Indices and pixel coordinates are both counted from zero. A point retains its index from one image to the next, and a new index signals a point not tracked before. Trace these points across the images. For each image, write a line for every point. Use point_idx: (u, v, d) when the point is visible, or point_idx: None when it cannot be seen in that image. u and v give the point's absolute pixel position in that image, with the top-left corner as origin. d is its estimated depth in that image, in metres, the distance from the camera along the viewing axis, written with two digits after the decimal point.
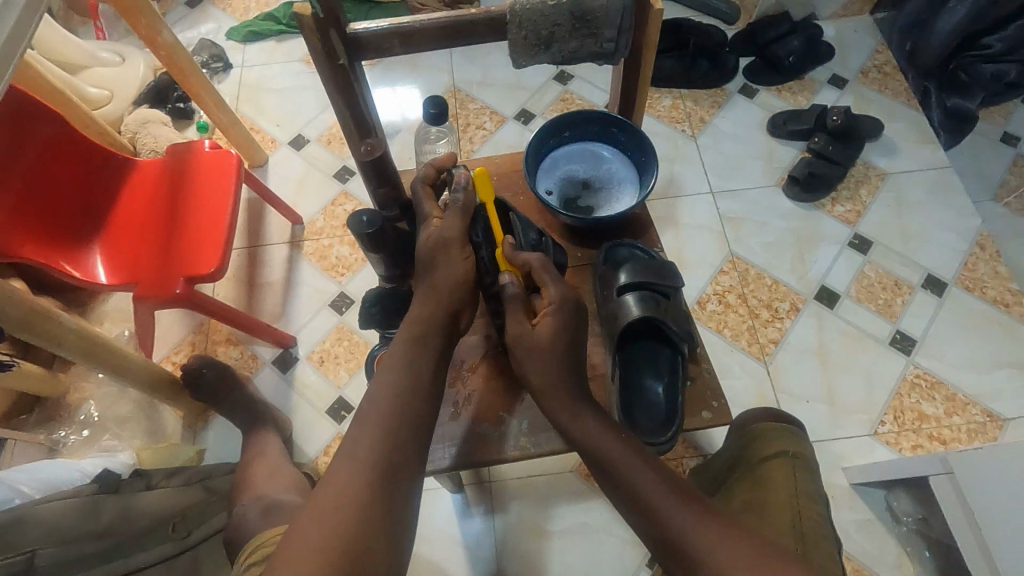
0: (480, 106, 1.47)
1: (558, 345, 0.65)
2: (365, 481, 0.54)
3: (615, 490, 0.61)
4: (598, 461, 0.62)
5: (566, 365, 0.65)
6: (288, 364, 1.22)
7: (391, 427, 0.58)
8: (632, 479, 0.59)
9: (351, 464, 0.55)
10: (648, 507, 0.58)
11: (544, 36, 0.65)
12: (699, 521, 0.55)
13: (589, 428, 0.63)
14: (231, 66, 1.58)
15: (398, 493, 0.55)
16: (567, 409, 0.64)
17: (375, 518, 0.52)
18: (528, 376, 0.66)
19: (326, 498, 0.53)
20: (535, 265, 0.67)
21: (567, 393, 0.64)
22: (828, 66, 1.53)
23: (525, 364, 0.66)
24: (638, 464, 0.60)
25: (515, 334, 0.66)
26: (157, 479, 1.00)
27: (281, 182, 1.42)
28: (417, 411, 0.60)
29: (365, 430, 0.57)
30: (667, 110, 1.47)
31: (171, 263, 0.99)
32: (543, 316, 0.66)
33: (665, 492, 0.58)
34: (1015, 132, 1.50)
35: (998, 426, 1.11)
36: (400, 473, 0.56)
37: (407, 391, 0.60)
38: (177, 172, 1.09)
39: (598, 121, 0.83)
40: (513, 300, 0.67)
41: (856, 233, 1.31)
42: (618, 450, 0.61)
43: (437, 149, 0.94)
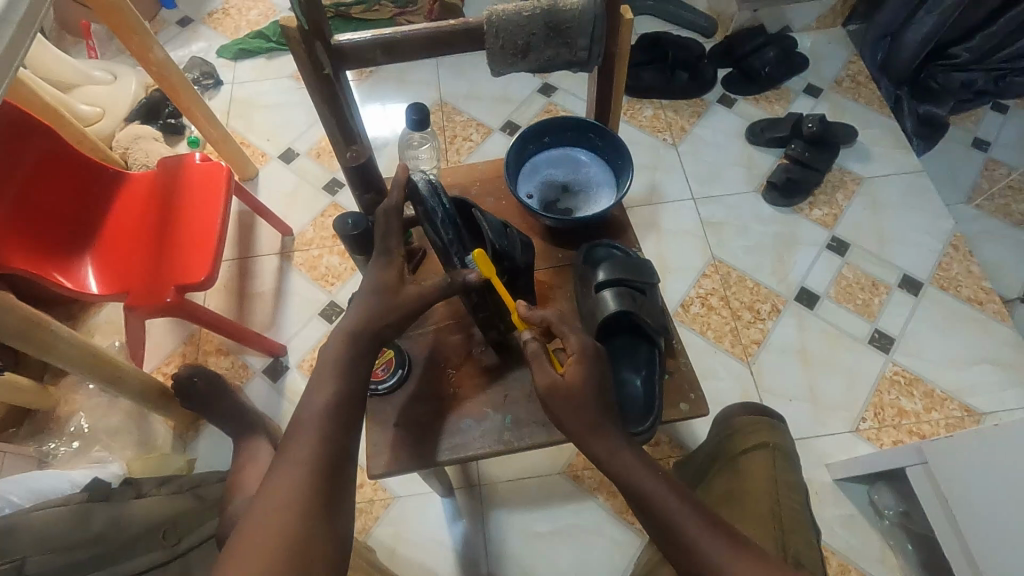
0: (467, 118, 1.51)
1: (588, 390, 0.63)
2: (306, 481, 0.55)
3: (646, 516, 0.60)
4: (628, 485, 0.61)
5: (599, 399, 0.63)
6: (278, 372, 1.23)
7: (329, 429, 0.59)
8: (664, 511, 0.59)
9: (291, 466, 0.56)
10: (680, 536, 0.57)
11: (521, 45, 0.68)
12: (728, 548, 0.55)
13: (623, 458, 0.62)
14: (222, 83, 1.61)
15: (339, 489, 0.57)
16: (604, 443, 0.62)
17: (318, 515, 0.54)
18: (562, 424, 0.64)
19: (270, 503, 0.53)
20: (552, 319, 0.67)
21: (595, 424, 0.62)
22: (803, 76, 1.58)
23: (560, 412, 0.63)
24: (665, 488, 0.60)
25: (546, 384, 0.63)
26: (147, 488, 1.01)
27: (271, 195, 1.45)
28: (351, 406, 0.62)
29: (304, 434, 0.58)
30: (649, 120, 1.51)
31: (161, 274, 1.01)
32: (569, 365, 0.64)
33: (694, 519, 0.58)
34: (985, 138, 1.55)
35: (975, 420, 1.14)
36: (340, 475, 0.57)
37: (344, 396, 0.61)
38: (167, 184, 1.11)
39: (576, 126, 0.86)
40: (537, 354, 0.65)
41: (834, 236, 1.35)
42: (652, 484, 0.60)
43: (420, 155, 0.97)
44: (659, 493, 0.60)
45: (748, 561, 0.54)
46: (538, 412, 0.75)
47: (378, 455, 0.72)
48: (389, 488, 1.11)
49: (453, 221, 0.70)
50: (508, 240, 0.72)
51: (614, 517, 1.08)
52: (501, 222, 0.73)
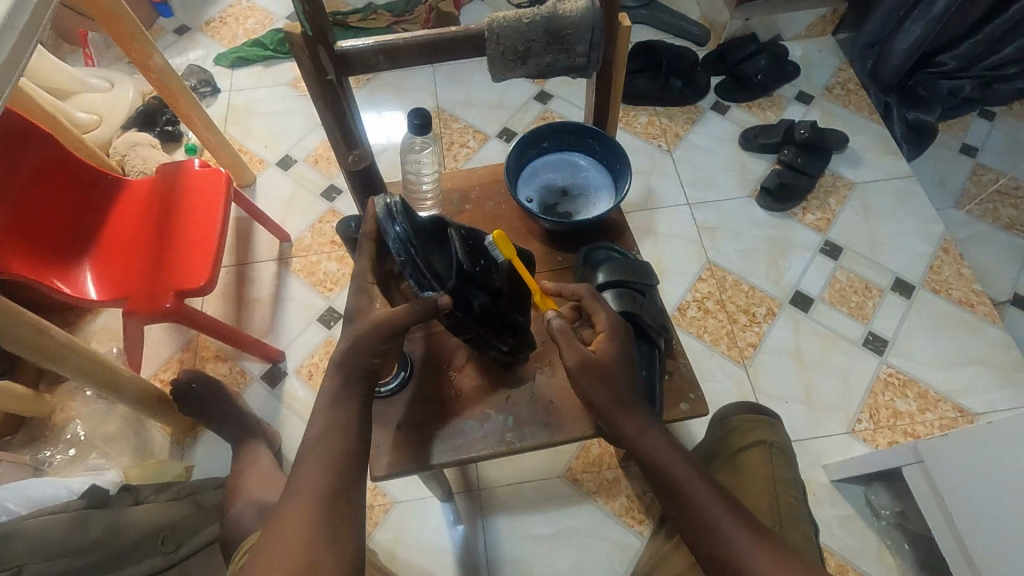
0: (464, 125, 1.52)
1: (618, 369, 0.64)
2: (315, 507, 0.55)
3: (664, 494, 0.61)
4: (650, 463, 0.62)
5: (627, 382, 0.64)
6: (276, 377, 1.23)
7: (337, 453, 0.60)
8: (691, 494, 0.60)
9: (299, 495, 0.56)
10: (705, 519, 0.58)
11: (521, 51, 0.69)
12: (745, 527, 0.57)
13: (649, 436, 0.63)
14: (219, 91, 1.62)
15: (350, 507, 0.57)
16: (633, 421, 0.63)
17: (325, 538, 0.54)
18: (591, 402, 0.64)
19: (276, 531, 0.54)
20: (584, 295, 0.70)
21: (627, 402, 0.63)
22: (795, 84, 1.61)
23: (589, 388, 0.64)
24: (687, 467, 0.61)
25: (577, 360, 0.64)
26: (145, 493, 0.98)
27: (269, 201, 1.45)
28: (355, 427, 0.62)
29: (309, 464, 0.59)
30: (644, 127, 1.53)
31: (161, 280, 1.01)
32: (599, 342, 0.66)
33: (714, 498, 0.59)
34: (973, 143, 1.58)
35: (969, 420, 1.15)
36: (348, 496, 0.58)
37: (348, 421, 0.62)
38: (167, 190, 1.11)
39: (575, 131, 0.88)
40: (565, 330, 0.65)
41: (827, 240, 1.37)
42: (675, 462, 0.61)
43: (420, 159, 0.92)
44: (686, 477, 0.61)
45: (763, 541, 0.56)
46: (539, 412, 0.76)
47: (379, 457, 0.72)
48: (388, 493, 1.11)
49: (409, 243, 0.63)
50: (484, 263, 0.71)
51: (615, 520, 1.08)
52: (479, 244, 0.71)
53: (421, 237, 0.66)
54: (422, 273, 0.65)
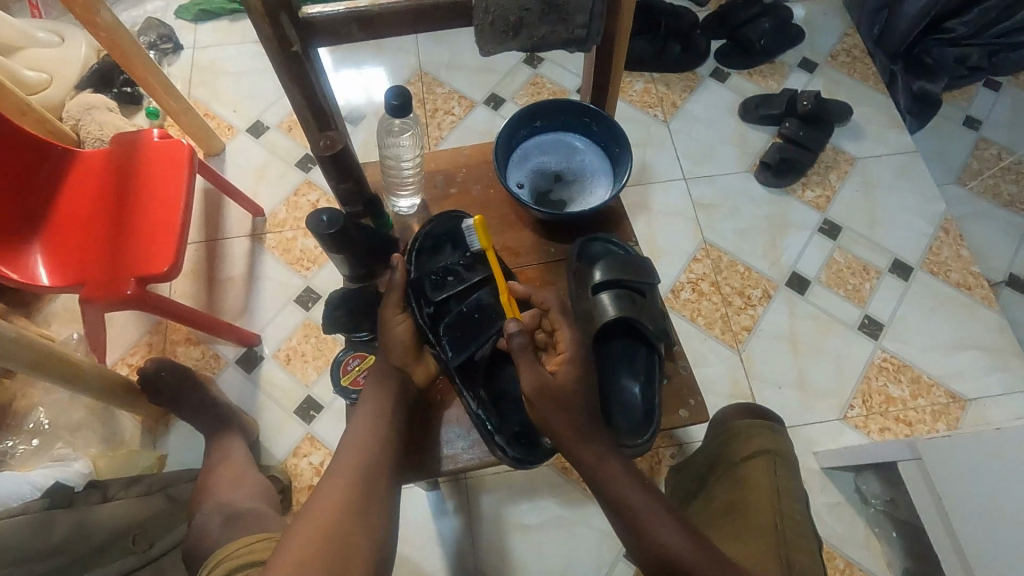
0: (448, 90, 1.42)
1: (580, 392, 0.63)
2: (344, 497, 0.61)
3: (620, 521, 0.61)
4: (608, 491, 0.62)
5: (586, 410, 0.63)
6: (252, 362, 1.18)
7: (374, 440, 0.64)
8: (645, 524, 0.60)
9: (337, 477, 0.62)
10: (663, 556, 0.58)
11: (513, 21, 0.61)
12: (699, 551, 0.58)
13: (609, 465, 0.62)
14: (182, 48, 1.49)
15: (379, 499, 0.62)
16: (592, 450, 0.62)
17: (354, 517, 0.60)
18: (550, 428, 0.62)
19: (315, 506, 0.60)
20: (552, 307, 0.69)
21: (584, 430, 0.62)
22: (798, 49, 1.52)
23: (547, 415, 0.62)
24: (648, 498, 0.61)
25: (534, 386, 0.62)
26: (114, 490, 0.93)
27: (239, 172, 1.36)
28: (388, 416, 0.66)
29: (348, 447, 0.65)
30: (640, 94, 1.44)
31: (119, 265, 0.93)
32: (559, 365, 0.65)
33: (674, 530, 0.59)
34: (977, 116, 1.52)
35: (960, 406, 1.14)
36: (376, 483, 0.63)
37: (381, 413, 0.66)
38: (124, 163, 1.02)
39: (569, 109, 0.80)
40: (525, 349, 0.62)
41: (826, 218, 1.32)
42: (634, 492, 0.61)
43: (401, 139, 0.77)
44: (643, 506, 0.61)
45: (718, 564, 0.57)
46: None
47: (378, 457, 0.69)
48: None
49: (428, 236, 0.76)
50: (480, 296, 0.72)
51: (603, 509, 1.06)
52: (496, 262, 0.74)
53: (449, 241, 0.76)
54: (410, 258, 0.75)
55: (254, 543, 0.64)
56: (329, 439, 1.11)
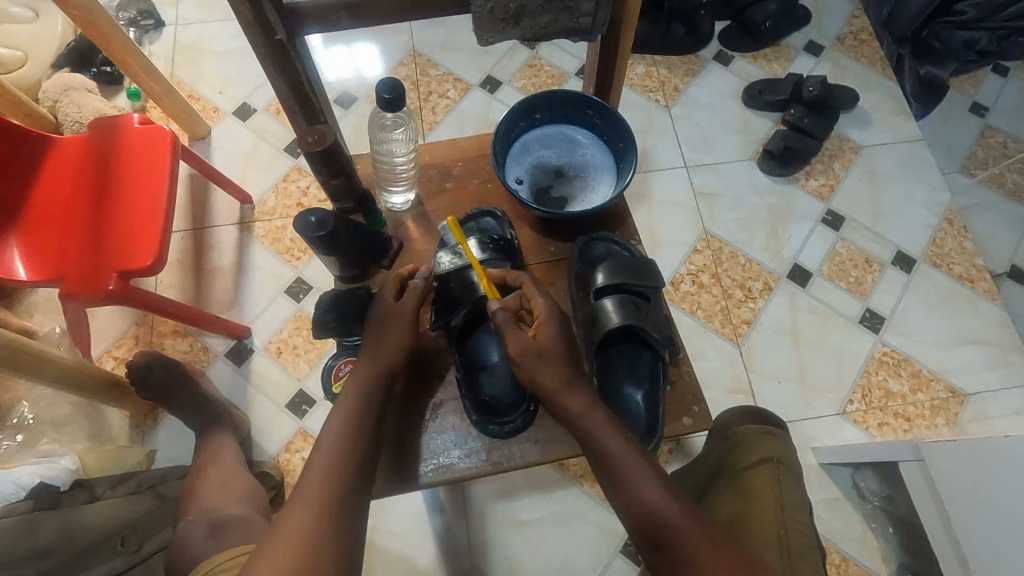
0: (443, 72, 1.37)
1: (561, 349, 0.65)
2: (315, 513, 0.55)
3: (608, 483, 0.61)
4: (595, 444, 0.62)
5: (568, 364, 0.64)
6: (242, 355, 1.15)
7: (345, 454, 0.60)
8: (632, 483, 0.59)
9: (306, 494, 0.57)
10: (649, 516, 0.58)
11: (514, 9, 0.57)
12: (681, 508, 0.58)
13: (593, 418, 0.63)
14: (164, 24, 1.43)
15: (355, 514, 0.58)
16: (576, 398, 0.63)
17: (326, 534, 0.54)
18: (536, 382, 0.63)
19: (284, 527, 0.54)
20: (525, 279, 0.68)
21: (568, 381, 0.63)
22: (804, 31, 1.48)
23: (533, 372, 0.63)
24: (640, 463, 0.60)
25: (518, 347, 0.63)
26: (102, 489, 0.91)
27: (226, 157, 1.31)
28: (360, 429, 0.62)
29: (319, 459, 0.60)
30: (641, 78, 1.40)
31: (100, 259, 0.89)
32: (539, 328, 0.65)
33: (659, 492, 0.59)
34: (983, 103, 1.49)
35: (960, 402, 1.13)
36: (350, 498, 0.58)
37: (356, 423, 0.62)
38: (103, 150, 0.97)
39: (572, 101, 0.76)
40: (508, 320, 0.64)
41: (829, 209, 1.29)
42: (621, 449, 0.61)
43: (396, 138, 0.72)
44: (631, 465, 0.60)
45: (701, 525, 0.57)
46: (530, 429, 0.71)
47: None
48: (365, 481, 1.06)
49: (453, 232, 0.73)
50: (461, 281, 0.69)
51: (601, 505, 1.05)
52: (501, 243, 0.72)
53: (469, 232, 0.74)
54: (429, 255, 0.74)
55: (236, 555, 0.62)
56: None
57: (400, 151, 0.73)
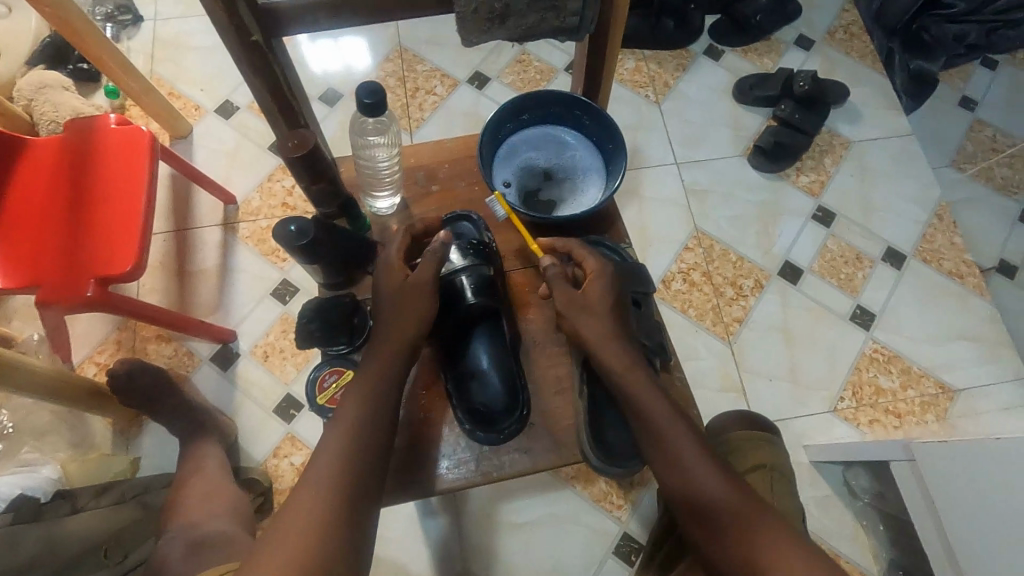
0: (430, 68, 1.34)
1: (604, 309, 0.66)
2: (318, 511, 0.54)
3: (645, 437, 0.63)
4: (635, 399, 0.63)
5: (616, 322, 0.66)
6: (228, 359, 1.13)
7: (349, 450, 0.58)
8: (671, 438, 0.61)
9: (309, 490, 0.55)
10: (686, 471, 0.60)
11: (498, 9, 0.55)
12: (731, 485, 0.58)
13: (633, 374, 0.64)
14: (142, 19, 1.39)
15: (361, 510, 0.56)
16: (619, 355, 0.64)
17: (327, 535, 0.52)
18: (580, 334, 0.66)
19: (286, 524, 0.53)
20: (573, 244, 0.70)
21: (612, 334, 0.65)
22: (795, 25, 1.46)
23: (578, 324, 0.66)
24: (681, 421, 0.62)
25: (565, 298, 0.67)
26: (84, 500, 0.90)
27: (208, 156, 1.28)
28: (371, 424, 0.60)
29: (325, 453, 0.58)
30: (631, 74, 1.38)
31: (77, 264, 0.87)
32: (590, 282, 0.67)
33: (696, 451, 0.60)
34: (973, 96, 1.49)
35: (949, 398, 1.14)
36: (355, 495, 0.56)
37: (365, 416, 0.60)
38: (79, 152, 0.94)
39: (560, 102, 0.75)
40: (558, 276, 0.67)
41: (820, 205, 1.28)
42: (660, 405, 0.63)
43: (379, 144, 0.71)
44: (671, 422, 0.62)
45: (751, 502, 0.57)
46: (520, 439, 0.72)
47: None
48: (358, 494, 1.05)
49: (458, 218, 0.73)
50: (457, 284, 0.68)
51: (593, 506, 1.05)
52: (483, 244, 0.71)
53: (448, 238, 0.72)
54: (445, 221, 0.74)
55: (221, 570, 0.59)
56: (310, 438, 1.08)
57: (383, 157, 0.72)
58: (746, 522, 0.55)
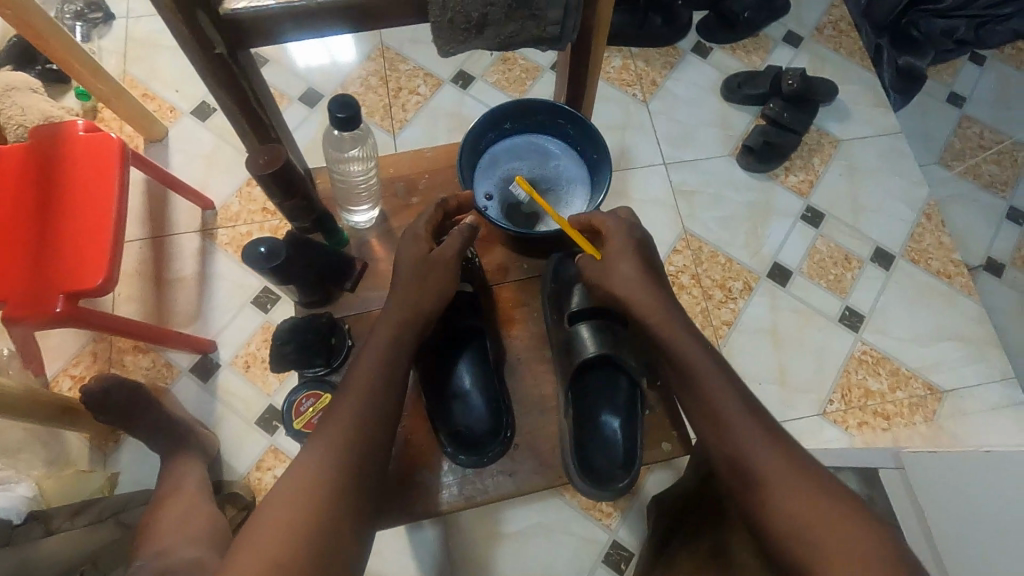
0: (413, 67, 1.31)
1: (637, 268, 0.68)
2: (311, 491, 0.54)
3: (682, 388, 0.65)
4: (671, 352, 0.66)
5: (651, 281, 0.69)
6: (208, 370, 1.10)
7: (348, 436, 0.58)
8: (707, 388, 0.63)
9: (304, 469, 0.55)
10: (720, 420, 0.62)
11: (476, 18, 0.53)
12: (768, 442, 0.60)
13: (668, 329, 0.66)
14: (114, 17, 1.34)
15: (355, 495, 0.56)
16: (654, 313, 0.67)
17: (312, 521, 0.52)
18: (617, 293, 0.68)
19: (279, 499, 0.53)
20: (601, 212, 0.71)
21: (649, 291, 0.68)
22: (783, 22, 1.45)
23: (611, 282, 0.69)
24: (717, 373, 0.64)
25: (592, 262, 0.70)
26: (58, 522, 0.86)
27: (185, 160, 1.24)
28: (377, 409, 0.60)
29: (326, 434, 0.58)
30: (618, 72, 1.36)
31: (45, 279, 0.84)
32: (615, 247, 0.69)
33: (732, 399, 0.62)
34: (961, 92, 1.48)
35: (937, 399, 1.14)
36: (350, 480, 0.56)
37: (370, 400, 0.60)
38: (45, 161, 0.90)
39: (544, 110, 0.74)
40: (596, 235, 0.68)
41: (809, 205, 1.27)
42: (695, 356, 0.65)
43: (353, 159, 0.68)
44: (708, 375, 0.64)
45: (787, 456, 0.59)
46: (504, 459, 0.70)
47: None
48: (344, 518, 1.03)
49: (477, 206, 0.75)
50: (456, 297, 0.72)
51: (582, 514, 1.04)
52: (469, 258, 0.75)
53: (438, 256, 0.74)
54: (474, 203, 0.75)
55: None
56: (293, 450, 1.05)
57: (359, 171, 0.69)
58: (778, 466, 0.58)
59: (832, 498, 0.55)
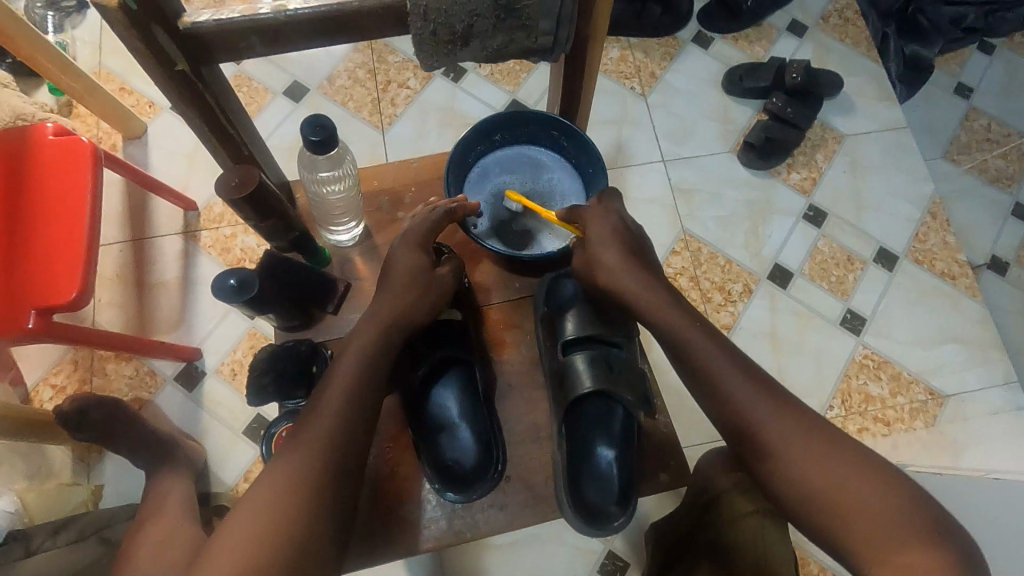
0: (402, 59, 1.26)
1: (631, 265, 0.67)
2: (282, 496, 0.53)
3: (683, 369, 0.64)
4: (670, 336, 0.64)
5: (645, 273, 0.67)
6: (192, 379, 1.07)
7: (323, 442, 0.56)
8: (705, 363, 0.62)
9: (276, 475, 0.54)
10: (723, 396, 0.61)
11: (460, 29, 0.51)
12: (773, 410, 0.59)
13: (665, 313, 0.65)
14: (87, 6, 1.28)
15: (328, 504, 0.54)
16: (649, 297, 0.66)
17: (279, 529, 0.51)
18: (615, 283, 0.66)
19: (248, 507, 0.52)
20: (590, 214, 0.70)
21: (646, 283, 0.66)
22: (787, 10, 1.39)
23: (605, 270, 0.67)
24: (715, 350, 0.62)
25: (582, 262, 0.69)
26: (39, 542, 0.84)
27: (165, 158, 1.20)
28: (354, 414, 0.58)
29: (304, 437, 0.57)
30: (615, 63, 1.31)
31: (17, 292, 0.80)
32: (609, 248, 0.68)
33: (732, 370, 0.61)
34: (968, 83, 1.43)
35: (938, 403, 1.12)
36: (323, 487, 0.54)
37: (349, 405, 0.58)
38: (14, 166, 0.86)
39: (535, 121, 0.73)
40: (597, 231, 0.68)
41: (811, 204, 1.24)
42: (694, 334, 0.63)
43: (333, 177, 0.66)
44: (705, 351, 0.62)
45: (793, 420, 0.58)
46: (495, 491, 0.68)
47: None
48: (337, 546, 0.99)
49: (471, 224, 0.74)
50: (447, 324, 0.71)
51: None
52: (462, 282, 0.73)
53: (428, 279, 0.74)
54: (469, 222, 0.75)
55: None
56: None
57: (339, 188, 0.67)
58: (784, 434, 0.57)
59: (841, 457, 0.55)
